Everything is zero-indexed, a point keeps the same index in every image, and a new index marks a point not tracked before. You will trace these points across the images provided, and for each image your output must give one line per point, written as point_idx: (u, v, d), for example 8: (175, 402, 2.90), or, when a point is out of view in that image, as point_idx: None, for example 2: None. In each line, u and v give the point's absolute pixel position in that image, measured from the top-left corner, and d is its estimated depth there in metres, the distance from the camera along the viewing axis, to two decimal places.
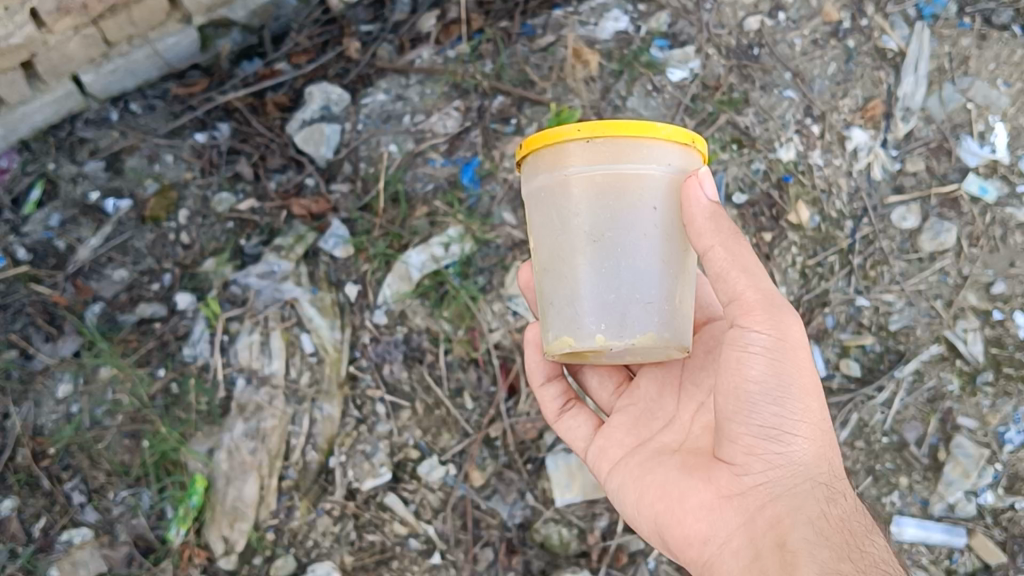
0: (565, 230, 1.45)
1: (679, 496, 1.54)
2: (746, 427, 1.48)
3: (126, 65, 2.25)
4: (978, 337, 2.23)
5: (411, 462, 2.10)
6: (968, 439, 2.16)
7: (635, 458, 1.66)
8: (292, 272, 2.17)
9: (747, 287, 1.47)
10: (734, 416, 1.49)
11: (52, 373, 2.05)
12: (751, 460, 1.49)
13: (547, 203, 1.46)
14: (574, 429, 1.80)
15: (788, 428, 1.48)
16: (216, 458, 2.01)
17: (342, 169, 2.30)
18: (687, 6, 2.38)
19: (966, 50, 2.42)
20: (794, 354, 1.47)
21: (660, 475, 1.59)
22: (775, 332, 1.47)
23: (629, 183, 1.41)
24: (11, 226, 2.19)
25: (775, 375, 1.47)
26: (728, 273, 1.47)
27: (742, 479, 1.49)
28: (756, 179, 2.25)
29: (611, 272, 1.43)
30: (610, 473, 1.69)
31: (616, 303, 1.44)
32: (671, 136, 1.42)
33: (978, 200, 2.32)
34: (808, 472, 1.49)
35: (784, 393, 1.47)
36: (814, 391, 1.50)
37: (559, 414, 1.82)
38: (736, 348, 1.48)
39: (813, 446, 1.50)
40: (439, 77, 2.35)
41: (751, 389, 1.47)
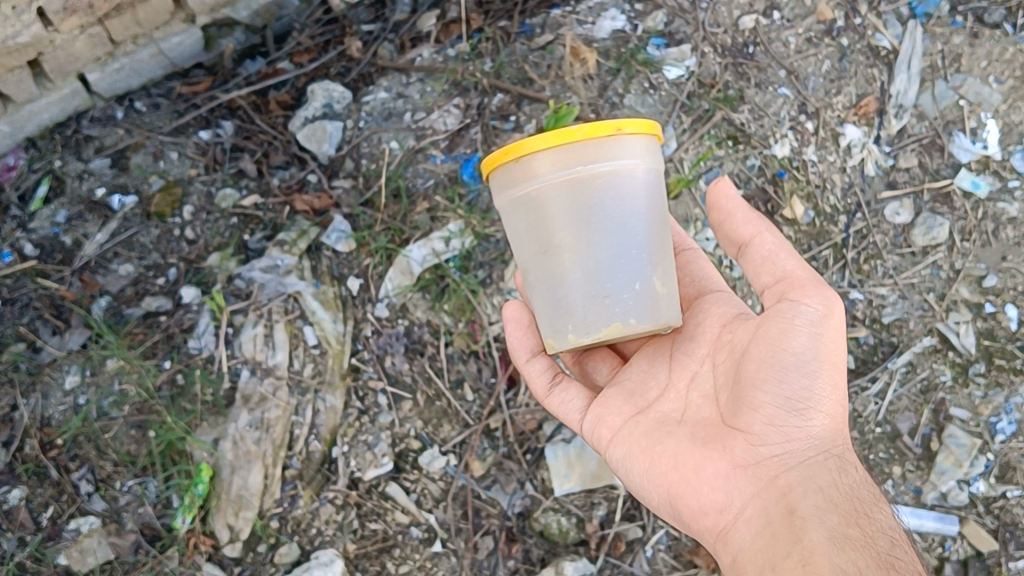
0: (526, 243, 1.53)
1: (694, 466, 1.58)
2: (771, 397, 1.53)
3: (131, 65, 2.31)
4: (970, 329, 2.28)
5: (412, 453, 2.13)
6: (960, 429, 2.20)
7: (637, 427, 1.67)
8: (295, 266, 2.21)
9: (795, 265, 1.59)
10: (762, 386, 1.54)
11: (60, 365, 2.08)
12: (772, 431, 1.54)
13: (523, 212, 1.51)
14: (567, 402, 1.79)
15: (814, 402, 1.55)
16: (222, 448, 2.06)
17: (345, 166, 2.33)
18: (684, 5, 2.40)
19: (958, 48, 2.48)
20: (835, 331, 1.55)
21: (671, 445, 1.61)
22: (823, 307, 1.55)
23: (569, 194, 1.46)
24: (18, 222, 2.23)
25: (815, 347, 1.53)
26: (778, 254, 1.60)
27: (759, 449, 1.55)
28: (751, 175, 2.27)
29: (570, 278, 1.51)
30: (610, 444, 1.70)
31: (581, 304, 1.52)
32: (633, 127, 1.46)
33: (971, 195, 2.38)
34: (823, 445, 1.56)
35: (814, 367, 1.53)
36: (839, 368, 1.58)
37: (549, 388, 1.81)
38: (782, 320, 1.54)
39: (831, 421, 1.57)
40: (440, 75, 2.39)
41: (789, 358, 1.53)
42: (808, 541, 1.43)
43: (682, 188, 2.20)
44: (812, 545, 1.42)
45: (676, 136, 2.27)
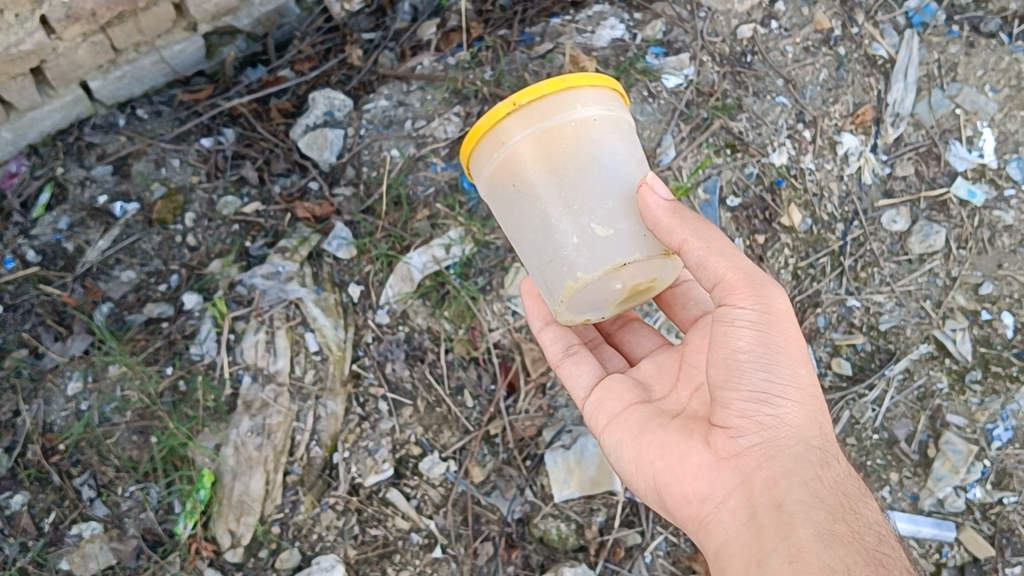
0: (507, 219, 1.66)
1: (679, 456, 1.60)
2: (738, 393, 1.54)
3: (133, 72, 2.32)
4: (966, 336, 2.30)
5: (413, 459, 2.15)
6: (957, 436, 2.21)
7: (634, 414, 1.72)
8: (297, 273, 2.22)
9: (727, 268, 1.55)
10: (727, 384, 1.55)
11: (62, 371, 2.10)
12: (746, 423, 1.54)
13: (496, 192, 1.63)
14: (575, 376, 1.85)
15: (778, 393, 1.54)
16: (224, 453, 2.07)
17: (345, 173, 2.35)
18: (682, 15, 2.42)
19: (955, 57, 2.51)
20: (780, 326, 1.54)
21: (660, 436, 1.65)
22: (760, 306, 1.53)
23: (512, 164, 1.58)
24: (20, 229, 2.24)
25: (762, 345, 1.53)
26: (707, 259, 1.55)
27: (738, 442, 1.54)
28: (749, 183, 2.28)
29: (536, 245, 1.61)
30: (606, 429, 1.76)
31: (549, 268, 1.61)
32: (557, 86, 1.53)
33: (967, 203, 2.40)
34: (801, 435, 1.55)
35: (774, 360, 1.54)
36: (802, 359, 1.57)
37: (561, 358, 1.87)
38: (724, 323, 1.56)
39: (804, 412, 1.56)
40: (440, 83, 2.40)
41: (740, 358, 1.54)
42: (796, 538, 1.43)
43: (682, 196, 2.22)
44: (799, 541, 1.42)
45: (675, 144, 2.28)
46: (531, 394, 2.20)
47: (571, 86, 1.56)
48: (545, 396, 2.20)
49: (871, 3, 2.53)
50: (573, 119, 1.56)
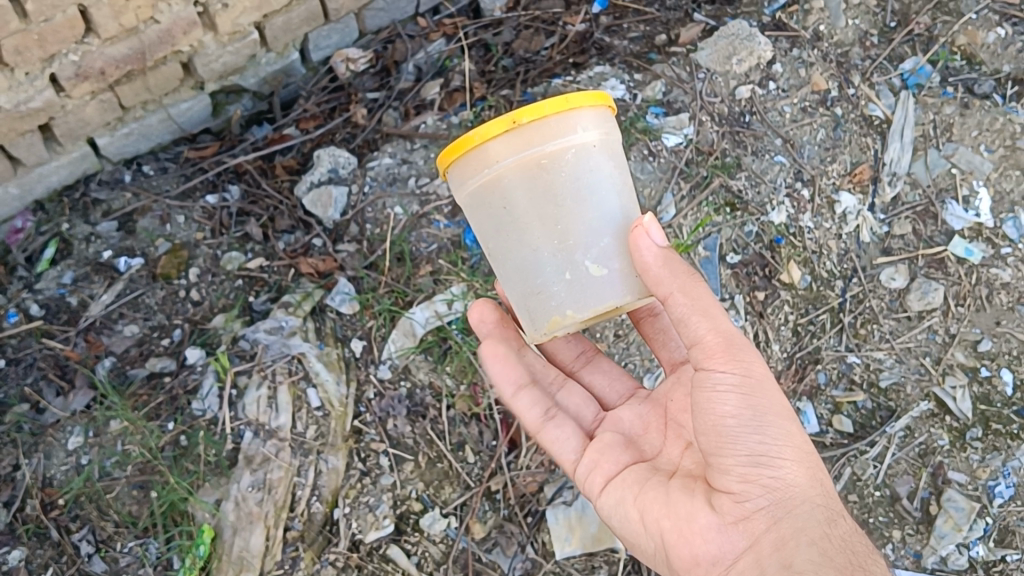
0: (482, 235, 1.58)
1: (687, 517, 1.57)
2: (734, 458, 1.52)
3: (140, 130, 2.38)
4: (966, 394, 2.30)
5: (413, 515, 2.14)
6: (959, 492, 2.21)
7: (632, 475, 1.70)
8: (300, 328, 2.22)
9: (708, 330, 1.52)
10: (720, 451, 1.53)
11: (63, 426, 2.10)
12: (749, 486, 1.52)
13: (472, 211, 1.55)
14: (561, 441, 1.79)
15: (774, 453, 1.53)
16: (224, 509, 2.05)
17: (349, 230, 2.37)
18: (681, 76, 2.47)
19: (950, 117, 2.53)
20: (763, 386, 1.53)
21: (662, 494, 1.63)
22: (742, 370, 1.52)
23: (488, 189, 1.50)
24: (25, 283, 2.26)
25: (750, 407, 1.52)
26: (689, 318, 1.52)
27: (744, 505, 1.52)
28: (748, 241, 2.31)
29: (515, 271, 1.56)
30: (605, 489, 1.72)
31: (529, 296, 1.56)
32: (538, 111, 1.44)
33: (964, 260, 2.42)
34: (805, 494, 1.54)
35: (763, 421, 1.53)
36: (792, 417, 1.56)
37: (541, 422, 1.80)
38: (706, 389, 1.54)
39: (802, 470, 1.55)
40: (445, 142, 2.46)
41: (729, 424, 1.52)
42: None
43: (683, 253, 2.23)
44: None
45: (675, 203, 2.31)
46: (533, 449, 2.20)
47: (557, 112, 1.46)
48: (547, 451, 2.20)
49: (867, 65, 2.57)
50: (541, 151, 1.46)
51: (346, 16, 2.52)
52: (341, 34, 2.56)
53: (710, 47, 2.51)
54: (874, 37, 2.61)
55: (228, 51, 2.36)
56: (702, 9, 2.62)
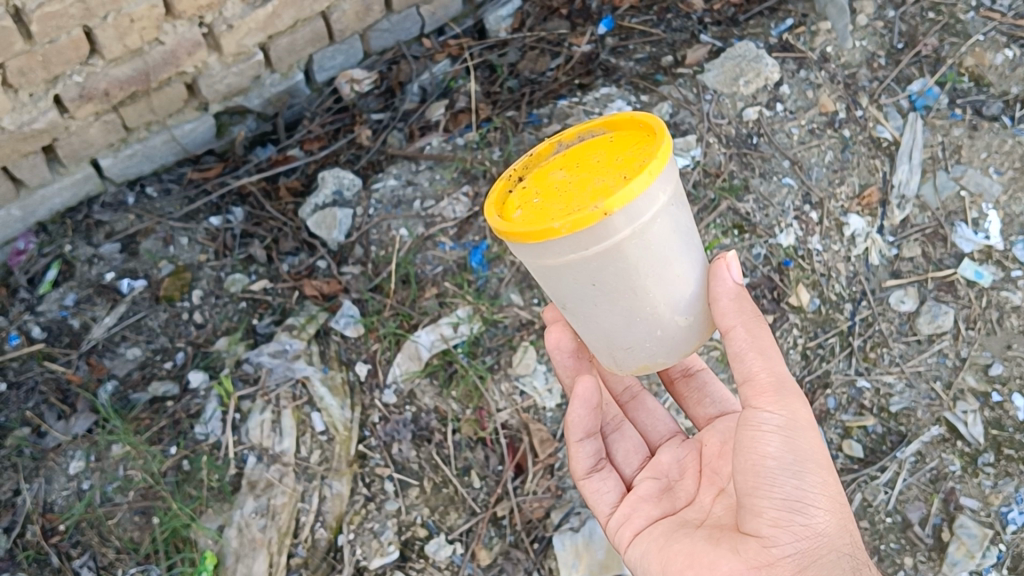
0: (551, 289, 1.48)
1: (709, 565, 1.54)
2: (768, 500, 1.51)
3: (143, 150, 2.37)
4: (977, 419, 2.27)
5: (419, 541, 2.11)
6: (970, 519, 2.17)
7: (659, 528, 1.68)
8: (304, 351, 2.21)
9: (761, 369, 1.53)
10: (755, 492, 1.51)
11: (65, 450, 2.07)
12: (779, 532, 1.50)
13: (543, 274, 1.44)
14: (602, 492, 1.81)
15: (810, 500, 1.52)
16: (227, 535, 2.03)
17: (354, 252, 2.35)
18: (688, 98, 2.46)
19: (958, 139, 2.51)
20: (807, 431, 1.54)
21: (687, 545, 1.60)
22: (789, 413, 1.53)
23: (573, 266, 1.38)
24: (27, 305, 2.24)
25: (792, 451, 1.52)
26: (743, 354, 1.54)
27: (771, 551, 1.50)
28: (757, 263, 2.29)
29: (594, 322, 1.51)
30: (633, 541, 1.71)
31: (610, 345, 1.54)
32: (631, 197, 1.31)
33: (974, 284, 2.39)
34: (834, 544, 1.53)
35: (802, 467, 1.52)
36: (830, 467, 1.55)
37: (588, 472, 1.82)
38: (751, 428, 1.54)
39: (835, 519, 1.54)
40: (449, 163, 2.42)
41: (769, 465, 1.51)
42: None
43: None
44: None
45: None
46: (539, 475, 2.16)
47: (645, 188, 1.33)
48: (552, 477, 2.16)
49: (875, 87, 2.56)
50: (633, 230, 1.35)
51: (351, 37, 2.53)
52: (345, 55, 2.56)
53: (717, 68, 2.51)
54: (882, 59, 2.60)
55: (233, 72, 2.35)
56: (709, 30, 2.61)
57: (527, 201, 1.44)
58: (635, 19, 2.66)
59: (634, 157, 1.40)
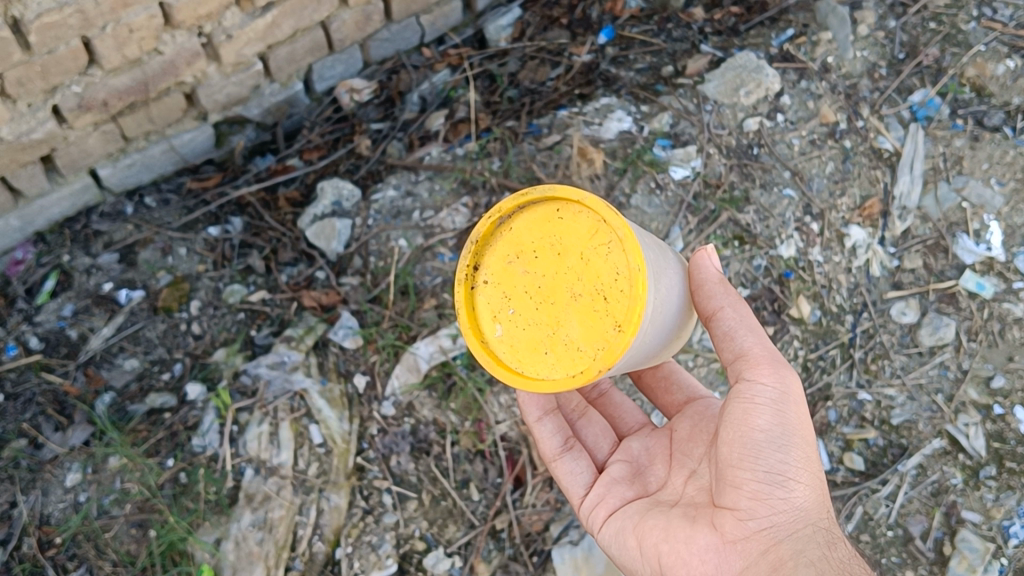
0: None
1: (686, 539, 1.61)
2: (753, 473, 1.57)
3: (142, 160, 2.36)
4: (979, 432, 2.24)
5: (417, 554, 2.09)
6: (972, 533, 2.15)
7: (634, 507, 1.72)
8: (302, 363, 2.20)
9: (753, 344, 1.63)
10: (741, 463, 1.58)
11: (61, 462, 2.06)
12: (757, 505, 1.57)
13: None
14: (575, 473, 1.83)
15: (792, 475, 1.58)
16: (224, 548, 2.02)
17: (353, 263, 2.34)
18: (688, 108, 2.46)
19: (960, 150, 2.48)
20: (796, 407, 1.61)
21: (663, 520, 1.66)
22: (778, 386, 1.60)
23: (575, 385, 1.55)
24: (24, 316, 2.23)
25: (780, 424, 1.59)
26: (737, 332, 1.65)
27: (747, 524, 1.57)
28: (757, 275, 2.31)
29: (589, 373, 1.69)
30: (607, 521, 1.75)
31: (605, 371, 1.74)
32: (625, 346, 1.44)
33: (976, 295, 2.36)
34: (810, 519, 1.59)
35: (788, 442, 1.59)
36: (810, 442, 1.62)
37: (558, 453, 1.85)
38: (744, 400, 1.60)
39: (813, 495, 1.60)
40: (448, 173, 2.41)
41: (758, 436, 1.58)
42: None
43: None
44: None
45: (683, 236, 2.32)
46: (539, 487, 2.15)
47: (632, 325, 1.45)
48: (551, 489, 2.16)
49: (876, 97, 2.54)
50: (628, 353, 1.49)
51: (351, 47, 2.52)
52: (345, 65, 2.55)
53: (718, 79, 2.50)
54: (883, 69, 2.58)
55: (231, 82, 2.35)
56: (709, 41, 2.60)
57: (505, 320, 1.56)
58: (636, 28, 2.65)
59: (603, 258, 1.49)
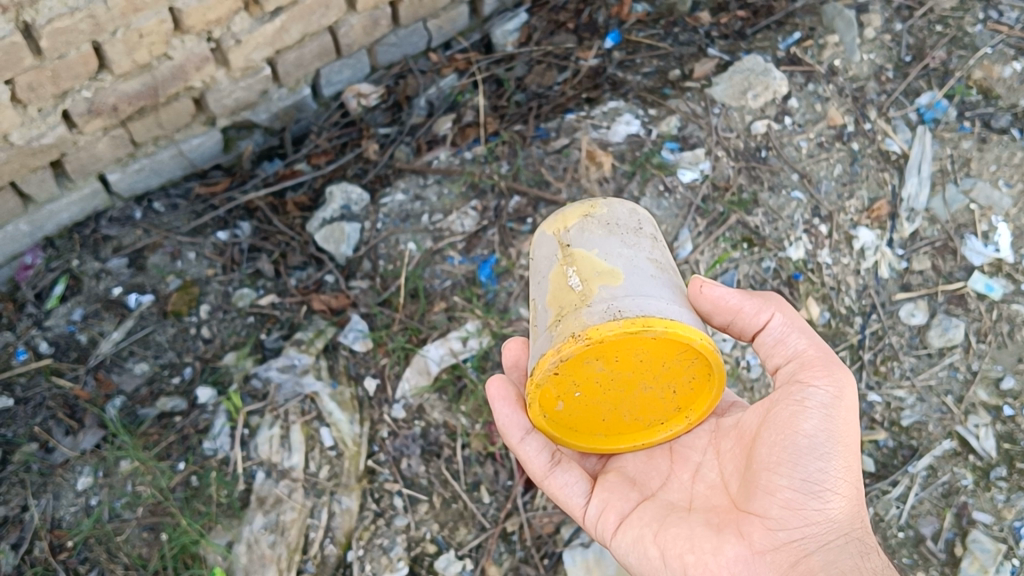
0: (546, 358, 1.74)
1: (713, 549, 1.61)
2: (789, 481, 1.59)
3: (151, 165, 2.37)
4: (989, 433, 2.24)
5: (429, 557, 2.07)
6: (983, 534, 2.12)
7: (649, 511, 1.69)
8: (312, 366, 2.21)
9: (807, 345, 1.67)
10: (778, 469, 1.59)
11: (72, 466, 2.05)
12: (790, 515, 1.59)
13: None
14: (570, 485, 1.75)
15: (829, 486, 1.60)
16: (236, 551, 2.01)
17: (362, 266, 2.36)
18: (697, 111, 2.46)
19: (968, 152, 2.48)
20: (848, 413, 1.61)
21: (686, 529, 1.64)
22: (830, 390, 1.61)
23: None
24: (34, 320, 2.23)
25: (826, 431, 1.59)
26: (788, 335, 1.69)
27: (778, 535, 1.60)
28: (767, 276, 2.31)
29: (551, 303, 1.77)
30: (619, 529, 1.70)
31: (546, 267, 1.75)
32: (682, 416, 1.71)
33: (984, 297, 2.36)
34: (842, 529, 1.61)
35: (831, 450, 1.59)
36: (851, 450, 1.62)
37: (548, 469, 1.74)
38: (794, 402, 1.61)
39: (848, 505, 1.62)
40: (457, 177, 2.43)
41: (802, 441, 1.58)
42: None
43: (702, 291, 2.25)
44: None
45: (692, 239, 2.32)
46: None
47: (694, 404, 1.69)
48: None
49: (883, 100, 2.56)
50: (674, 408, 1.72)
51: (358, 52, 2.53)
52: (353, 70, 2.56)
53: (725, 82, 2.51)
54: (890, 72, 2.60)
55: (240, 87, 2.35)
56: (716, 44, 2.61)
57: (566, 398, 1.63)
58: (642, 32, 2.66)
59: (682, 368, 1.60)
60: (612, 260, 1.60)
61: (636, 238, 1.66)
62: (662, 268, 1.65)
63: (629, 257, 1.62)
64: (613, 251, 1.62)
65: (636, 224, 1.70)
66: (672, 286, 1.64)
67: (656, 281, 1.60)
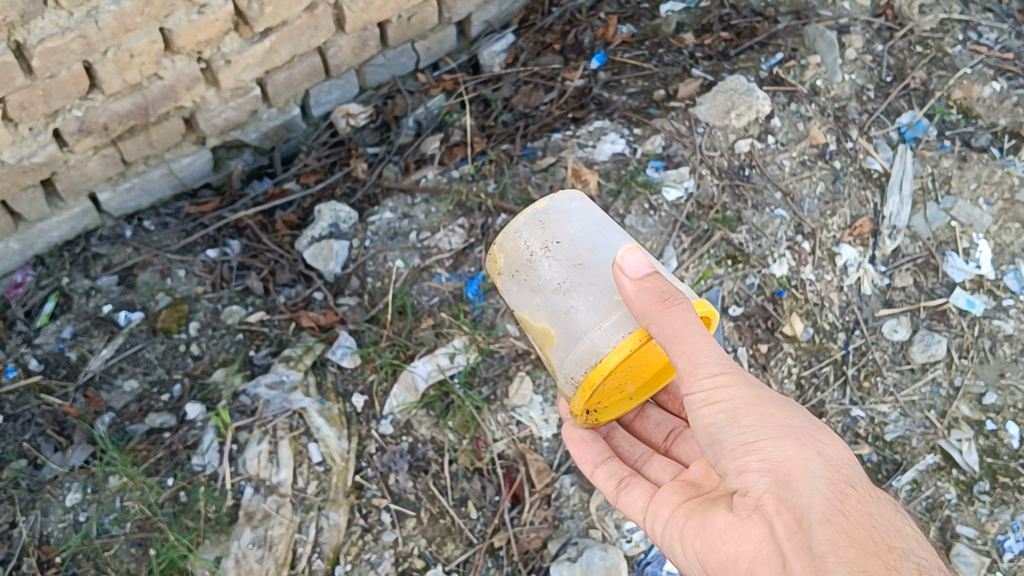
0: None
1: (707, 528, 1.56)
2: (727, 459, 1.53)
3: (141, 184, 2.39)
4: (972, 447, 2.28)
5: (416, 572, 2.08)
6: (967, 547, 2.16)
7: (682, 509, 1.67)
8: (301, 382, 2.22)
9: (677, 356, 1.54)
10: (717, 459, 1.55)
11: (61, 482, 2.06)
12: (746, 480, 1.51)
13: None
14: (633, 501, 1.78)
15: (765, 439, 1.51)
16: (224, 566, 2.01)
17: (350, 284, 2.38)
18: (681, 130, 2.49)
19: (948, 170, 2.57)
20: (735, 384, 1.54)
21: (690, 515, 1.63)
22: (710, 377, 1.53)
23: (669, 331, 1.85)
24: (24, 338, 2.25)
25: (725, 410, 1.53)
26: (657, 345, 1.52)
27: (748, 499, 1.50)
28: (751, 292, 2.34)
29: None
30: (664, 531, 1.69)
31: None
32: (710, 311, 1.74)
33: (966, 313, 2.43)
34: (806, 469, 1.50)
35: (742, 417, 1.52)
36: (768, 402, 1.54)
37: (615, 492, 1.81)
38: (690, 405, 1.56)
39: (793, 446, 1.51)
40: (445, 196, 2.46)
41: (714, 432, 1.54)
42: None
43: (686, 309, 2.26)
44: None
45: (677, 255, 2.34)
46: (536, 505, 2.16)
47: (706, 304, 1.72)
48: (550, 507, 2.16)
49: (865, 119, 2.60)
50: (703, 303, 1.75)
51: (347, 72, 2.56)
52: (342, 90, 2.60)
53: (709, 102, 2.53)
54: (871, 92, 2.65)
55: (231, 107, 2.38)
56: (700, 65, 2.64)
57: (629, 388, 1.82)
58: (627, 54, 2.68)
59: None
60: (537, 317, 1.73)
61: (533, 266, 1.73)
62: (570, 278, 1.70)
63: (541, 304, 1.72)
64: (531, 302, 1.74)
65: (524, 253, 1.74)
66: (592, 289, 1.69)
67: (572, 303, 1.69)
